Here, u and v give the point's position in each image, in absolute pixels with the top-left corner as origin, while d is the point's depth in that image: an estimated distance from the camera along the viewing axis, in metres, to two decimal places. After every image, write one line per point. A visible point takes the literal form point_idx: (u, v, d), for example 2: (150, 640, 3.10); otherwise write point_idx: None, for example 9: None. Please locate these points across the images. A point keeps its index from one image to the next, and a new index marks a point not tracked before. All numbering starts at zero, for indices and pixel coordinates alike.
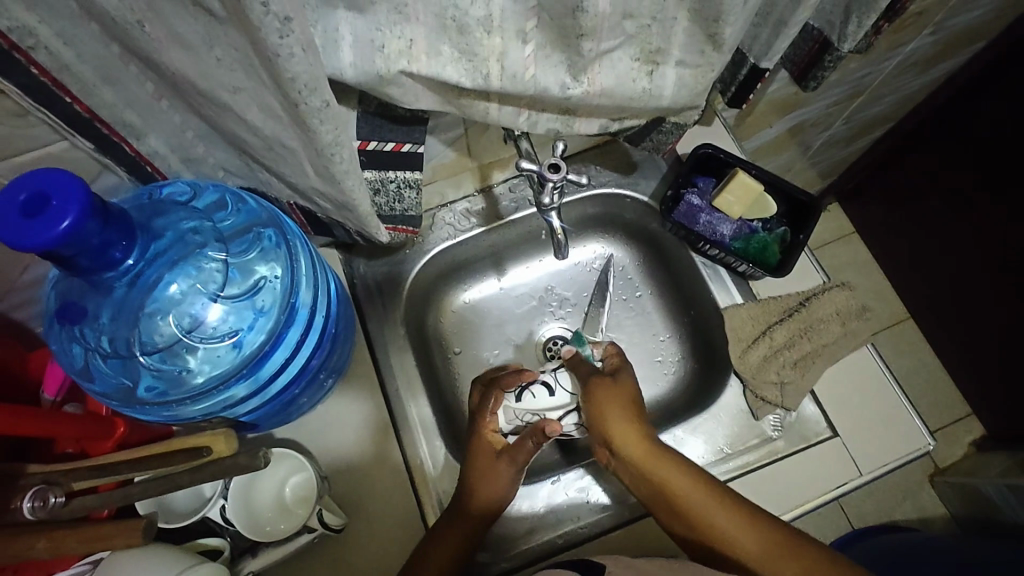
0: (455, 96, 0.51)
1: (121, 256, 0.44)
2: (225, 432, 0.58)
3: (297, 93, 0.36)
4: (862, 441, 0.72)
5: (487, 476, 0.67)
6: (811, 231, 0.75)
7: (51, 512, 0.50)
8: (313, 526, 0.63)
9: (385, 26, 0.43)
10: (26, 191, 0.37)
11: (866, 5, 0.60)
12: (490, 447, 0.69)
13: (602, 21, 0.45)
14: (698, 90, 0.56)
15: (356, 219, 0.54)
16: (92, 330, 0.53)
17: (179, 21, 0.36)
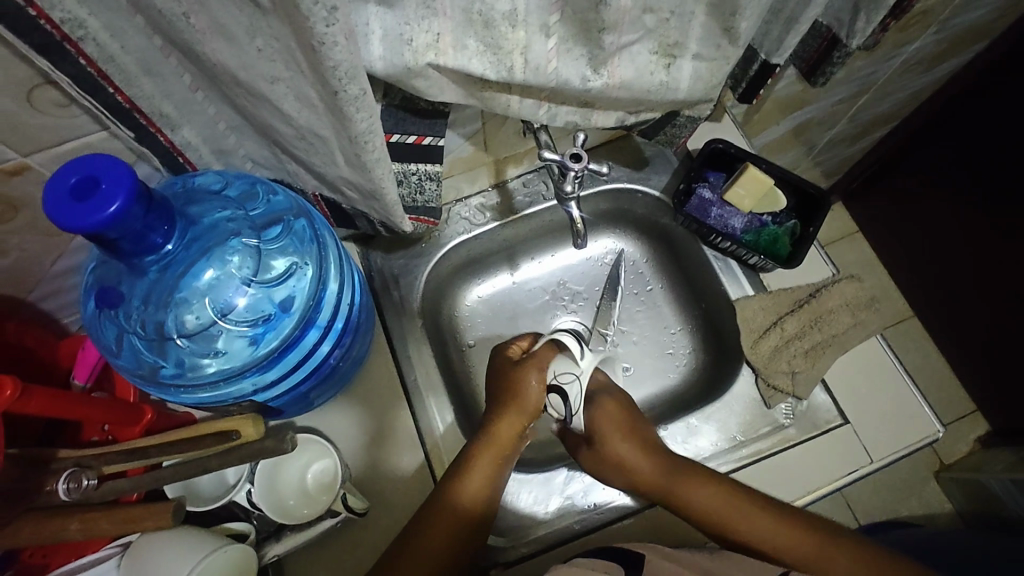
0: (478, 89, 0.53)
1: (161, 242, 0.46)
2: (253, 417, 0.59)
3: (337, 81, 0.38)
4: (872, 427, 0.73)
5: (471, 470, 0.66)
6: (821, 223, 0.76)
7: (83, 495, 0.52)
8: (337, 509, 0.64)
9: (413, 20, 0.44)
10: (77, 175, 0.39)
11: (875, 2, 0.62)
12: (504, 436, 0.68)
13: (624, 15, 0.47)
14: (712, 84, 0.57)
15: (380, 208, 0.55)
16: (127, 314, 0.54)
17: (223, 12, 0.37)
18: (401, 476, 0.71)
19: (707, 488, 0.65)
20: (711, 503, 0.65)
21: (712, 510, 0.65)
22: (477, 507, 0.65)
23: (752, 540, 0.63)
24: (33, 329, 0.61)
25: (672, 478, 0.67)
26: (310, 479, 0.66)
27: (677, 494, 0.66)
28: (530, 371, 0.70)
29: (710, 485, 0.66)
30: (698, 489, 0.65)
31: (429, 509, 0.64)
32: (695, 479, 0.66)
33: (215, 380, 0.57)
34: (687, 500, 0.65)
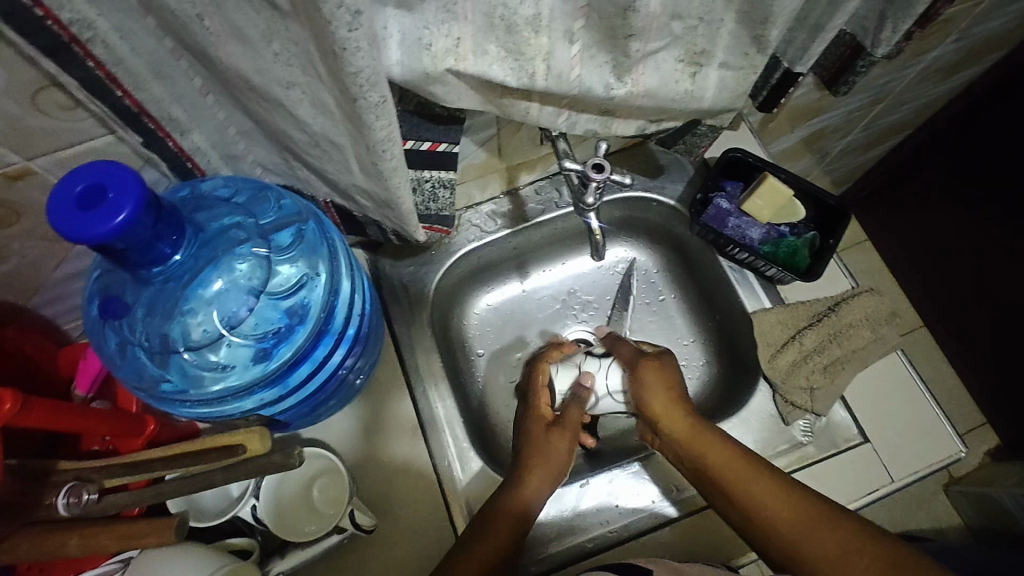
0: (497, 96, 0.51)
1: (170, 251, 0.44)
2: (260, 430, 0.54)
3: (358, 87, 0.36)
4: (892, 445, 0.72)
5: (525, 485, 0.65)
6: (842, 235, 0.75)
7: (83, 509, 0.51)
8: (344, 526, 0.62)
9: (433, 25, 0.43)
10: (83, 183, 0.37)
11: (903, 11, 0.61)
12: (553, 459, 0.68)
13: (652, 21, 0.45)
14: (738, 92, 0.56)
15: (395, 217, 0.54)
16: (132, 326, 0.52)
17: (239, 15, 0.36)
18: (408, 493, 0.69)
19: (747, 471, 0.61)
20: (736, 470, 0.62)
21: (727, 471, 0.62)
22: (524, 515, 0.63)
23: (787, 536, 0.57)
24: (35, 336, 0.59)
25: (692, 434, 0.65)
26: (316, 495, 0.64)
27: (694, 447, 0.65)
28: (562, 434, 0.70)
29: (751, 468, 0.62)
30: (717, 452, 0.63)
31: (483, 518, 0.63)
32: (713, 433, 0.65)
33: (223, 395, 0.55)
34: (704, 455, 0.64)
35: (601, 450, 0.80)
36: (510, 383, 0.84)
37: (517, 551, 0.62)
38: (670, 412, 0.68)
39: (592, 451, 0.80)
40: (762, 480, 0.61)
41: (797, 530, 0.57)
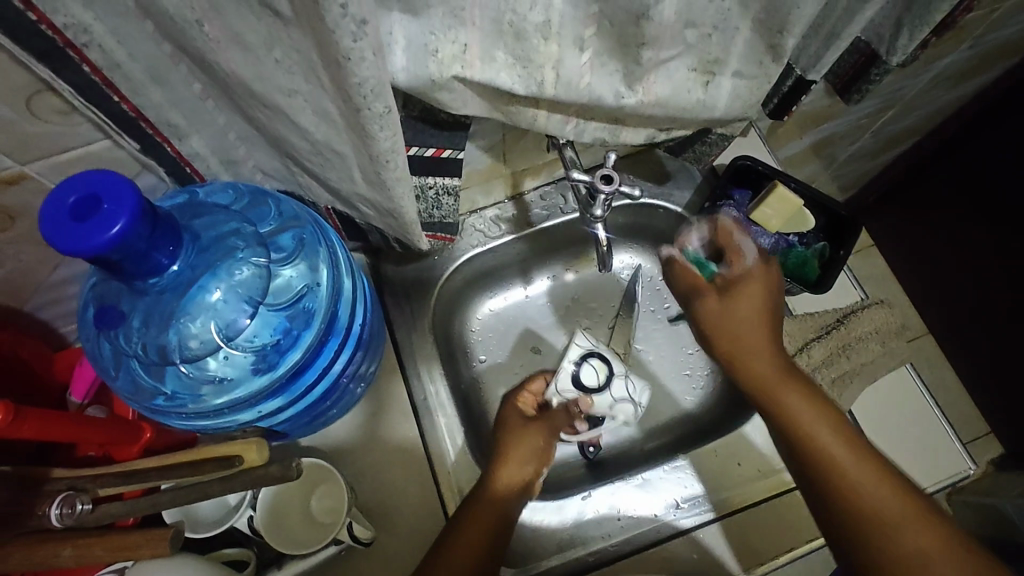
0: (504, 103, 0.50)
1: (167, 262, 0.43)
2: (258, 441, 0.55)
3: (361, 98, 0.35)
4: (900, 460, 0.70)
5: (509, 465, 0.66)
6: (853, 248, 0.73)
7: (77, 520, 0.50)
8: (342, 538, 0.61)
9: (440, 29, 0.41)
10: (77, 193, 0.36)
11: (920, 19, 0.59)
12: (530, 448, 0.68)
13: (665, 30, 0.44)
14: (751, 102, 0.55)
15: (398, 225, 0.53)
16: (128, 336, 0.50)
17: (238, 20, 0.34)
18: (408, 503, 0.68)
19: (850, 448, 0.57)
20: (834, 444, 0.58)
21: (805, 423, 0.60)
22: (503, 517, 0.62)
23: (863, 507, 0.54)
24: (29, 340, 0.58)
25: (783, 385, 0.63)
26: (315, 505, 0.63)
27: (774, 397, 0.62)
28: (539, 434, 0.70)
29: (849, 443, 0.58)
30: (798, 402, 0.61)
31: (466, 503, 0.62)
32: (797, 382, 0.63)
33: (221, 408, 0.54)
34: (789, 410, 0.61)
35: (605, 459, 0.79)
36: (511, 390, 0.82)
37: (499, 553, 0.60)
38: (753, 354, 0.65)
39: (595, 460, 0.78)
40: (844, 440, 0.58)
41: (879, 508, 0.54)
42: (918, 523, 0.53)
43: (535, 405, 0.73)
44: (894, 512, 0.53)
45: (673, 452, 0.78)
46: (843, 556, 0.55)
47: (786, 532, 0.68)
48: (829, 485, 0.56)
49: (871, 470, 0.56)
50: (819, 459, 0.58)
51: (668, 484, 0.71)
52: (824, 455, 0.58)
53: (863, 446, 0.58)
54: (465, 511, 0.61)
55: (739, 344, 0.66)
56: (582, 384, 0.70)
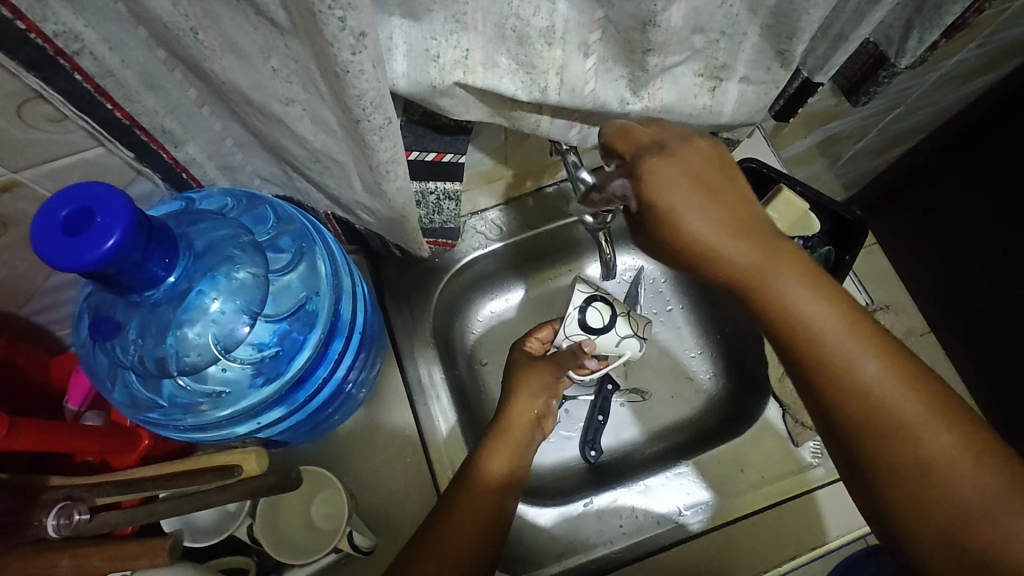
0: (506, 109, 0.49)
1: (164, 274, 0.42)
2: (257, 450, 0.57)
3: (360, 109, 0.34)
4: None
5: (499, 451, 0.62)
6: (859, 253, 0.73)
7: (75, 530, 0.48)
8: (342, 547, 0.60)
9: (441, 35, 0.40)
10: (69, 206, 0.35)
11: (931, 22, 0.58)
12: (523, 425, 0.65)
13: (672, 36, 0.43)
14: (759, 107, 0.54)
15: (399, 232, 0.52)
16: (124, 347, 0.48)
17: (234, 29, 0.33)
18: (409, 508, 0.68)
19: (854, 339, 0.43)
20: (827, 335, 0.43)
21: (822, 337, 0.44)
22: (497, 502, 0.59)
23: (897, 439, 0.43)
24: (25, 346, 0.57)
25: (754, 268, 0.44)
26: (314, 513, 0.62)
27: (778, 301, 0.44)
28: (547, 369, 0.69)
29: (849, 332, 0.43)
30: (811, 306, 0.44)
31: (455, 487, 0.59)
32: (802, 276, 0.44)
33: (221, 420, 0.54)
34: (809, 324, 0.44)
35: (607, 463, 0.78)
36: None
37: (498, 542, 0.57)
38: (735, 251, 0.44)
39: (596, 464, 0.77)
40: (873, 355, 0.43)
41: (915, 434, 0.42)
42: (937, 416, 0.43)
43: (544, 350, 0.73)
44: (908, 406, 0.43)
45: (676, 456, 0.78)
46: (871, 488, 0.45)
47: (791, 540, 0.67)
48: (828, 388, 0.44)
49: (876, 363, 0.43)
50: (812, 362, 0.44)
51: (671, 491, 0.71)
52: (816, 354, 0.44)
53: (883, 341, 0.44)
54: (453, 498, 0.58)
55: (709, 247, 0.44)
56: (587, 325, 0.70)
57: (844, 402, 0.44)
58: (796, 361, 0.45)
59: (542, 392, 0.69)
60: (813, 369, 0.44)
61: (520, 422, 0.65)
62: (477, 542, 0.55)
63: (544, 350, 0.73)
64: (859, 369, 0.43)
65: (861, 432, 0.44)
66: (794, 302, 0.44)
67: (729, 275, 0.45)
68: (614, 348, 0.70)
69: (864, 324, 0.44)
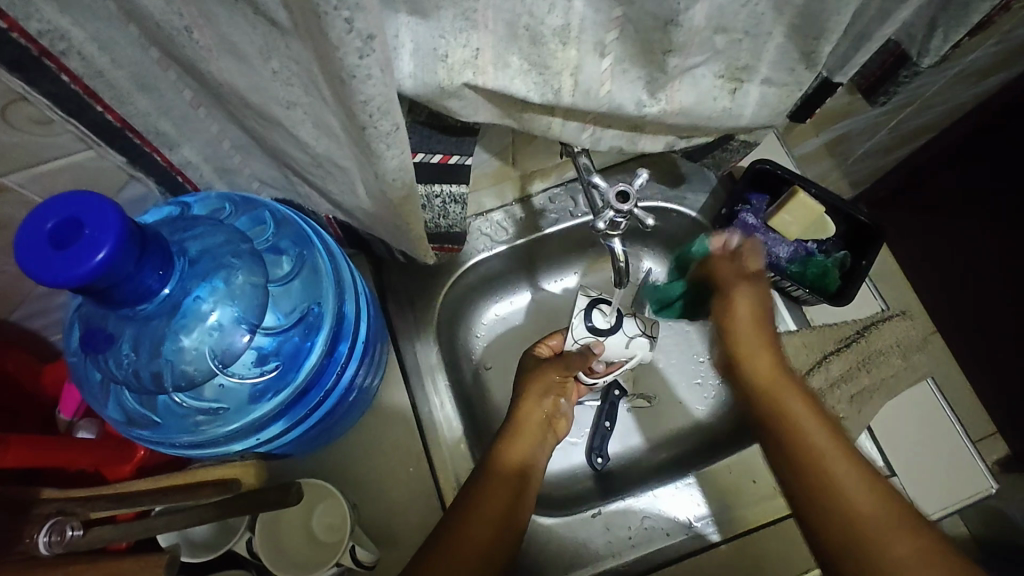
0: (517, 111, 0.47)
1: (157, 286, 0.40)
2: (254, 466, 0.57)
3: (367, 116, 0.31)
4: (919, 480, 0.68)
5: (519, 438, 0.64)
6: (876, 257, 0.70)
7: (69, 546, 0.42)
8: (344, 562, 0.58)
9: (451, 33, 0.38)
10: (56, 218, 0.33)
11: (957, 21, 0.56)
12: (537, 416, 0.66)
13: (694, 36, 0.41)
14: (779, 110, 0.52)
15: (404, 239, 0.50)
16: (117, 362, 0.46)
17: (231, 29, 0.31)
18: (413, 519, 0.66)
19: (846, 452, 0.51)
20: (834, 457, 0.51)
21: (807, 432, 0.53)
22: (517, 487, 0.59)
23: (859, 538, 0.47)
24: (15, 353, 0.55)
25: (785, 387, 0.57)
26: (317, 525, 0.61)
27: (776, 403, 0.56)
28: (555, 368, 0.67)
29: (852, 456, 0.51)
30: (801, 409, 0.55)
31: (484, 471, 0.59)
32: (807, 399, 0.55)
33: (220, 437, 0.52)
34: (797, 426, 0.54)
35: (614, 470, 0.76)
36: None
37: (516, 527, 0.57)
38: (755, 351, 0.60)
39: (603, 472, 0.75)
40: (851, 465, 0.50)
41: (878, 536, 0.47)
42: (902, 532, 0.47)
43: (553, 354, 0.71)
44: (876, 521, 0.47)
45: (684, 464, 0.76)
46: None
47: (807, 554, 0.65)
48: (797, 470, 0.52)
49: (867, 478, 0.50)
50: (807, 456, 0.52)
51: (681, 500, 0.69)
52: (822, 461, 0.51)
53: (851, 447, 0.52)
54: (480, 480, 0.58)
55: (745, 343, 0.60)
56: (595, 328, 0.64)
57: (825, 503, 0.50)
58: (774, 446, 0.54)
59: (552, 392, 0.68)
60: (808, 466, 0.51)
61: (536, 416, 0.66)
62: (497, 523, 0.56)
63: (554, 354, 0.70)
64: (841, 478, 0.50)
65: (832, 520, 0.49)
66: (794, 407, 0.55)
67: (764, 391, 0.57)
68: (622, 355, 0.66)
69: (838, 430, 0.53)
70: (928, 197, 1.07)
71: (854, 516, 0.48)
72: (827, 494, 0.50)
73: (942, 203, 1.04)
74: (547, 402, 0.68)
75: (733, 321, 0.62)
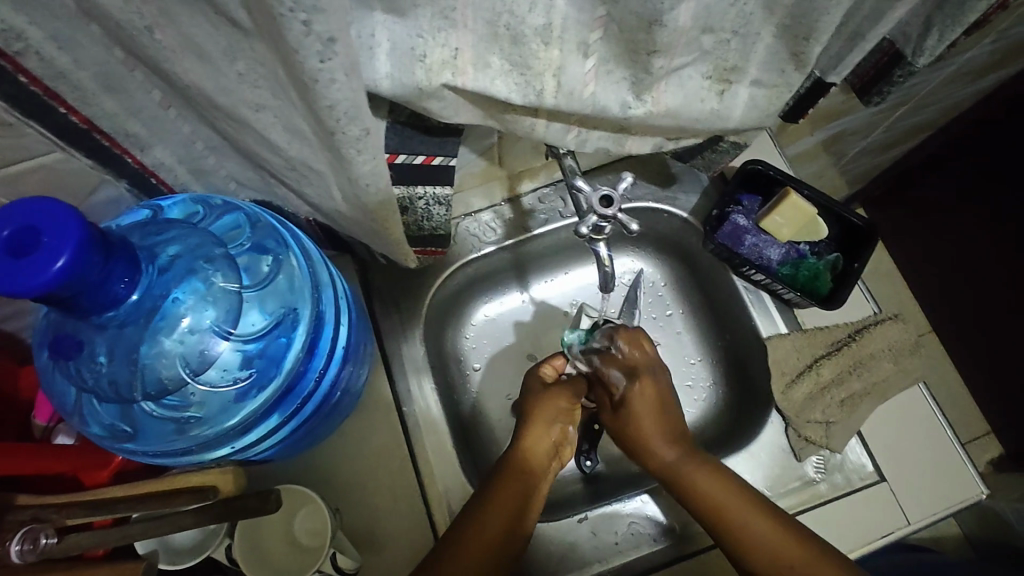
0: (500, 111, 0.46)
1: (124, 293, 0.39)
2: (234, 471, 0.56)
3: (335, 120, 0.30)
4: (910, 484, 0.68)
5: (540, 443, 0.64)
6: (868, 260, 0.69)
7: (44, 553, 0.40)
8: (325, 570, 0.57)
9: (428, 32, 0.36)
10: (11, 226, 0.32)
11: (953, 20, 0.54)
12: (554, 437, 0.65)
13: (679, 37, 0.39)
14: (769, 112, 0.50)
15: (385, 243, 0.49)
16: (87, 372, 0.45)
17: (193, 29, 0.30)
18: (397, 523, 0.65)
19: (756, 512, 0.57)
20: (730, 508, 0.57)
21: (723, 508, 0.58)
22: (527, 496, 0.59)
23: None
24: None
25: (683, 470, 0.61)
26: (299, 530, 0.59)
27: (686, 482, 0.60)
28: (562, 396, 0.66)
29: (755, 511, 0.57)
30: (712, 484, 0.59)
31: (495, 476, 0.60)
32: (704, 463, 0.61)
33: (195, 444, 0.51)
34: (693, 483, 0.60)
35: (603, 473, 0.76)
36: (506, 402, 0.79)
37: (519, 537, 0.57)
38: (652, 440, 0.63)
39: (591, 475, 0.75)
40: (747, 504, 0.58)
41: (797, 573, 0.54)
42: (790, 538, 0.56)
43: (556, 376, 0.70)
44: (789, 554, 0.55)
45: None
46: None
47: None
48: (717, 532, 0.58)
49: (777, 530, 0.56)
50: (709, 514, 0.58)
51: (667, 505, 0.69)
52: (724, 517, 0.57)
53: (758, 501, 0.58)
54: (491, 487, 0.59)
55: (677, 465, 0.61)
56: None
57: (751, 556, 0.55)
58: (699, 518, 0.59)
59: (561, 419, 0.66)
60: (719, 524, 0.58)
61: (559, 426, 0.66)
62: (501, 530, 0.56)
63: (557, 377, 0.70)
64: (753, 531, 0.56)
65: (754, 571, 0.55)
66: (703, 490, 0.59)
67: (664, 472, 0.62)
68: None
69: (741, 487, 0.59)
70: (923, 196, 1.05)
71: (778, 563, 0.54)
72: (742, 547, 0.56)
73: (937, 203, 1.03)
74: (557, 429, 0.65)
75: (638, 428, 0.63)
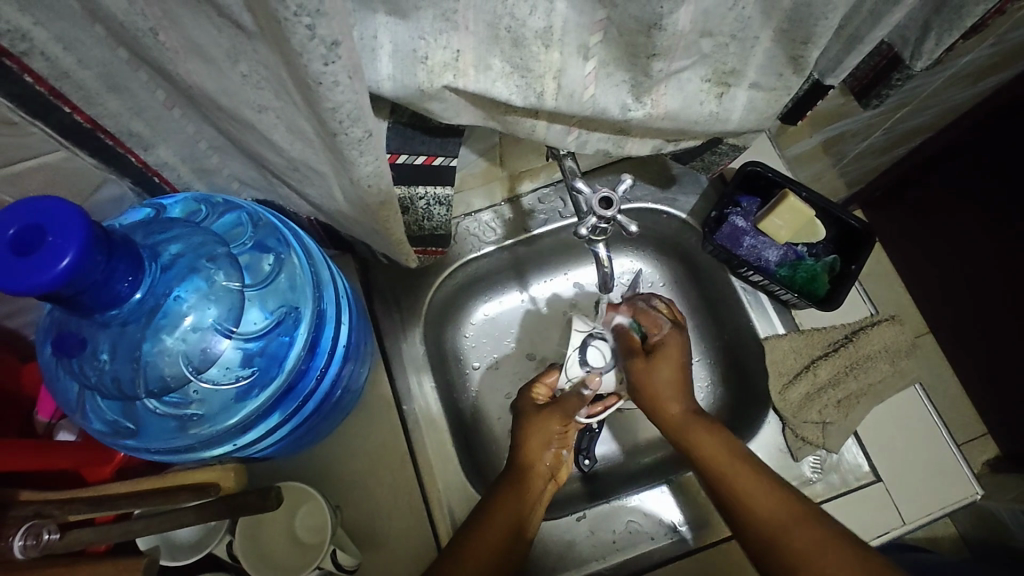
0: (501, 113, 0.46)
1: (127, 291, 0.39)
2: (235, 468, 0.57)
3: (337, 123, 0.31)
4: (905, 485, 0.68)
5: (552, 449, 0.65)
6: (865, 262, 0.70)
7: (46, 550, 0.40)
8: (325, 566, 0.57)
9: (431, 34, 0.37)
10: (17, 225, 0.32)
11: (951, 24, 0.55)
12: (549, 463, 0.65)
13: (678, 40, 0.40)
14: (767, 115, 0.51)
15: (385, 243, 0.49)
16: (88, 368, 0.46)
17: (197, 31, 0.30)
18: (396, 521, 0.65)
19: (751, 473, 0.57)
20: (728, 461, 0.58)
21: (721, 462, 0.58)
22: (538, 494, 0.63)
23: (775, 531, 0.53)
24: None
25: (692, 427, 0.61)
26: (299, 527, 0.59)
27: (686, 440, 0.61)
28: (554, 417, 0.65)
29: (752, 468, 0.57)
30: (709, 440, 0.60)
31: (512, 468, 0.63)
32: (703, 424, 0.61)
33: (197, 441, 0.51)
34: (696, 443, 0.60)
35: (601, 472, 0.76)
36: (504, 401, 0.79)
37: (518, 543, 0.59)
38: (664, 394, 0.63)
39: (589, 474, 0.75)
40: (746, 468, 0.57)
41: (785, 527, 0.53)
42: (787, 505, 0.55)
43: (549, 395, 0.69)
44: (782, 514, 0.54)
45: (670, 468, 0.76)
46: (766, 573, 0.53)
47: None
48: (713, 486, 0.58)
49: (770, 486, 0.56)
50: (707, 468, 0.59)
51: (666, 503, 0.69)
52: (721, 469, 0.58)
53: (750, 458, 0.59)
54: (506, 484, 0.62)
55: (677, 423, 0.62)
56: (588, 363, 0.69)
57: (748, 513, 0.55)
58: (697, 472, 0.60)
59: (556, 444, 0.66)
60: (712, 473, 0.58)
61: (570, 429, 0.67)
62: (511, 524, 0.58)
63: (550, 397, 0.69)
64: (747, 488, 0.56)
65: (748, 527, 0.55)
66: (703, 444, 0.60)
67: (673, 428, 0.62)
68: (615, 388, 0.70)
69: (742, 450, 0.59)
70: (921, 198, 1.06)
71: (767, 520, 0.54)
72: (737, 505, 0.56)
73: (936, 205, 1.03)
74: (552, 454, 0.65)
75: (656, 380, 0.63)
